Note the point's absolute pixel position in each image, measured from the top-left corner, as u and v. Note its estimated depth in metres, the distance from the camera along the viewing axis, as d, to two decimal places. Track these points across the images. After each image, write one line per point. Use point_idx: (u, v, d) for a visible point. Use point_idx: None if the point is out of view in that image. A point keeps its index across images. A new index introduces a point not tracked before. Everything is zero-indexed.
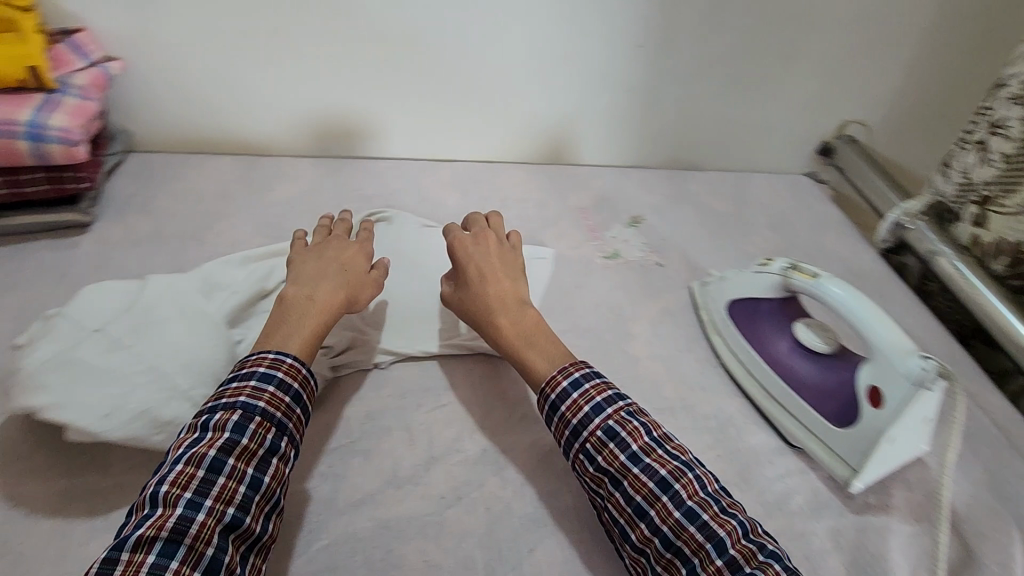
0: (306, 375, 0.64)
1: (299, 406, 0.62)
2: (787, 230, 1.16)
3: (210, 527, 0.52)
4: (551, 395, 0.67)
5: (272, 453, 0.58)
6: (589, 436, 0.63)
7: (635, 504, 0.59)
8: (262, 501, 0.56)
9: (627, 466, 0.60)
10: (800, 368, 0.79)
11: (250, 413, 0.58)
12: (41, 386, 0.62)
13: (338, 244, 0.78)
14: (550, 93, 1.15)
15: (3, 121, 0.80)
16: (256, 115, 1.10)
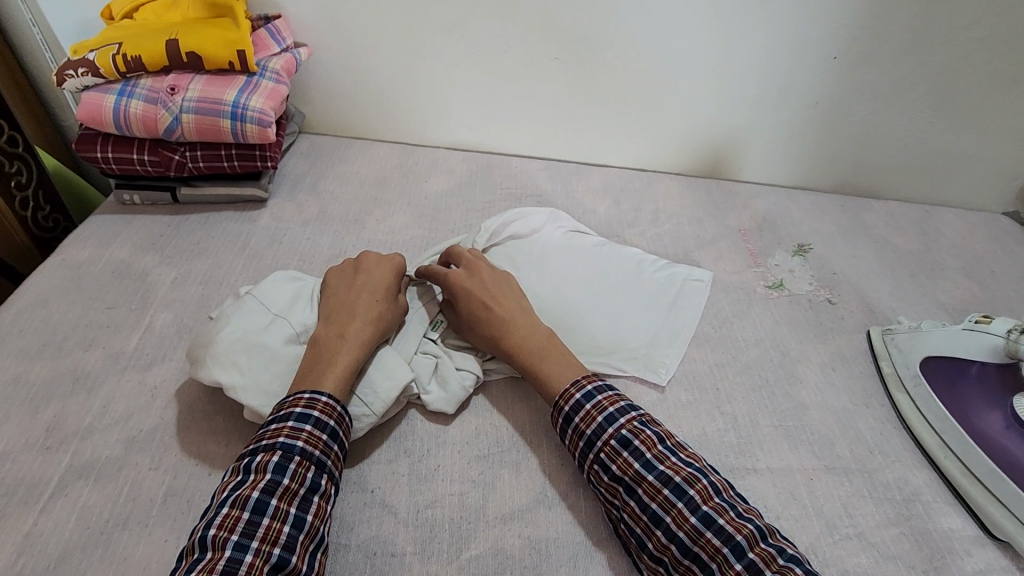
0: (340, 413, 0.63)
1: (336, 443, 0.61)
2: (984, 277, 1.00)
3: (257, 568, 0.50)
4: (565, 406, 0.64)
5: (311, 491, 0.57)
6: (603, 445, 0.61)
7: (650, 512, 0.57)
8: (306, 539, 0.54)
9: (642, 474, 0.58)
10: (1019, 450, 0.67)
11: (290, 452, 0.57)
12: (233, 364, 0.66)
13: (354, 279, 0.75)
14: (722, 102, 1.07)
15: (212, 100, 0.88)
16: (421, 106, 1.12)
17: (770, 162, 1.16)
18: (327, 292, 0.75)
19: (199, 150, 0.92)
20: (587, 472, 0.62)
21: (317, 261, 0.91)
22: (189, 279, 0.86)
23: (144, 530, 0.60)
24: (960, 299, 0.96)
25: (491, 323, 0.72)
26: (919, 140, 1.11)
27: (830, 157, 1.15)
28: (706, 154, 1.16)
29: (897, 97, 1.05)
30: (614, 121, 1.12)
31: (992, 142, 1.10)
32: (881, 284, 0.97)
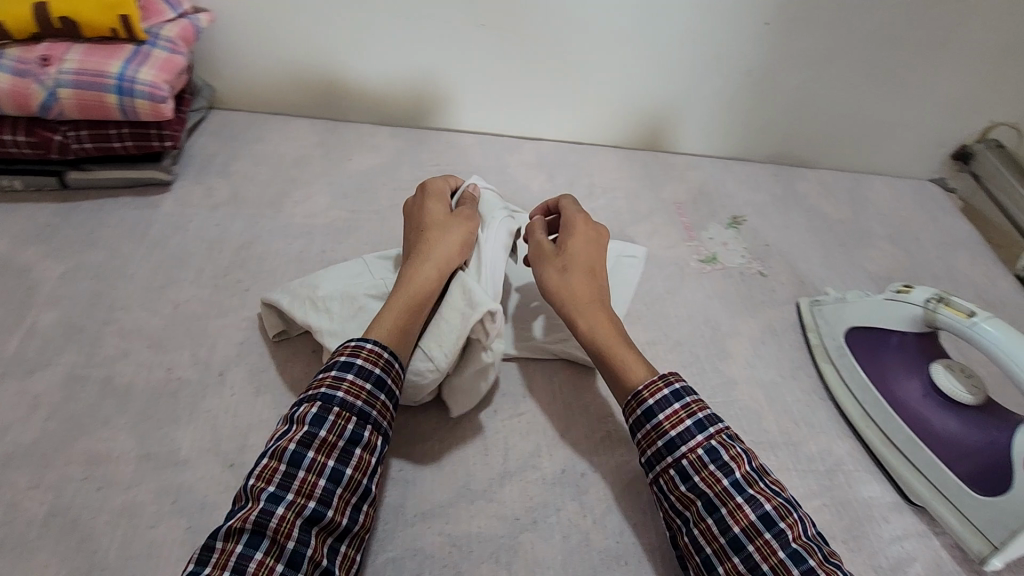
0: (388, 359, 0.61)
1: (382, 393, 0.59)
2: (910, 244, 1.02)
3: (288, 522, 0.51)
4: (649, 398, 0.60)
5: (352, 443, 0.56)
6: (687, 453, 0.57)
7: (730, 535, 0.54)
8: (346, 493, 0.54)
9: (730, 492, 0.55)
10: (934, 417, 0.68)
11: (329, 404, 0.56)
12: (326, 309, 0.69)
13: (446, 218, 0.74)
14: (656, 72, 1.04)
15: (94, 72, 0.79)
16: (342, 78, 1.05)
17: (708, 133, 1.14)
18: (406, 236, 0.76)
19: (83, 129, 0.82)
20: (660, 475, 0.58)
21: (226, 248, 0.84)
22: (79, 273, 0.78)
23: (21, 555, 0.54)
24: (887, 267, 0.97)
25: (574, 279, 0.71)
26: (851, 108, 1.11)
27: (765, 126, 1.14)
28: (643, 126, 1.13)
29: (829, 65, 1.05)
30: (548, 92, 1.07)
31: (919, 109, 1.11)
32: (812, 255, 0.97)
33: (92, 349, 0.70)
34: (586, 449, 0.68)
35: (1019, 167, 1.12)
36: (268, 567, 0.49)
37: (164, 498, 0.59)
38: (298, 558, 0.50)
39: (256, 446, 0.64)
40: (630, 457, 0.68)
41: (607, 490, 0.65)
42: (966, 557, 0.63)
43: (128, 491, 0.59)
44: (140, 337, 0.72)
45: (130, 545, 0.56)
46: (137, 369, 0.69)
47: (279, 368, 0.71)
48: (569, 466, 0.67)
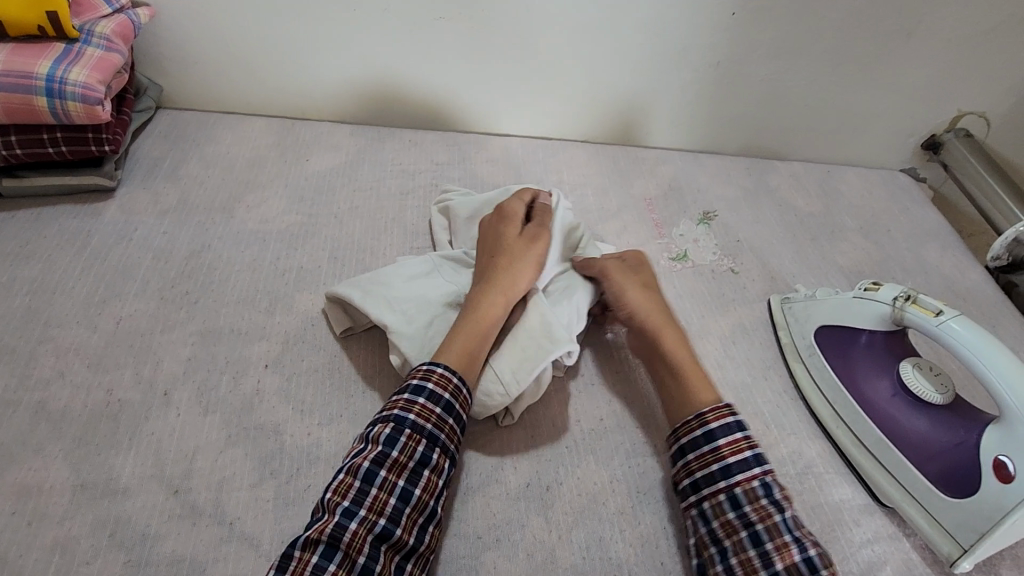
0: (457, 385, 0.62)
1: (451, 416, 0.60)
2: (880, 236, 1.01)
3: (361, 537, 0.52)
4: (714, 421, 0.61)
5: (421, 465, 0.57)
6: (742, 483, 0.58)
7: (772, 570, 0.54)
8: (414, 513, 0.55)
9: (779, 528, 0.55)
10: (903, 416, 0.67)
11: (402, 425, 0.57)
12: (402, 309, 0.71)
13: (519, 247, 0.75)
14: (624, 64, 1.01)
15: (19, 73, 0.73)
16: (298, 74, 1.01)
17: (678, 125, 1.12)
18: (480, 253, 0.77)
19: (11, 134, 0.77)
20: (707, 499, 0.59)
21: (174, 258, 0.80)
22: (12, 287, 0.73)
23: None
24: (859, 261, 0.96)
25: (654, 302, 0.75)
26: (821, 99, 1.10)
27: (736, 118, 1.12)
28: (612, 119, 1.10)
29: (798, 55, 1.03)
30: (513, 86, 1.04)
31: (889, 99, 1.10)
32: (784, 250, 0.95)
33: (25, 370, 0.66)
34: (552, 460, 0.66)
35: (987, 156, 1.13)
36: None
37: (101, 531, 0.56)
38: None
39: (203, 470, 0.61)
40: (598, 467, 0.66)
41: (573, 503, 0.63)
42: (936, 559, 0.63)
43: (61, 525, 0.56)
44: (78, 357, 0.68)
45: None
46: (74, 391, 0.65)
47: (229, 385, 0.68)
48: (534, 479, 0.64)
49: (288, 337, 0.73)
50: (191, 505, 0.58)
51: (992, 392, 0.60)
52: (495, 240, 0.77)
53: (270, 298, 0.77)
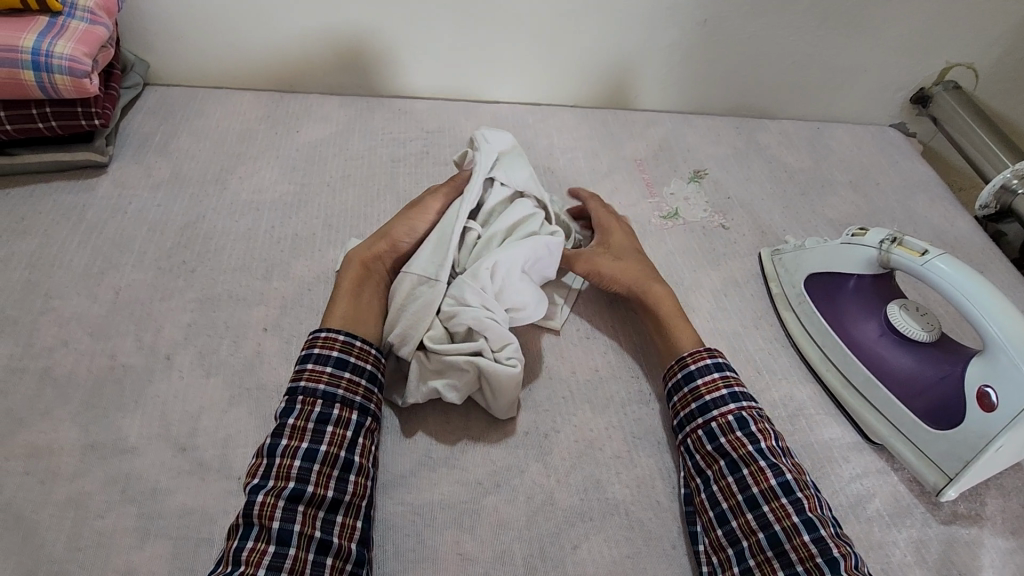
0: (345, 339, 0.62)
1: (346, 370, 0.60)
2: (869, 189, 1.02)
3: (270, 506, 0.51)
4: (692, 363, 0.66)
5: (322, 422, 0.56)
6: (719, 417, 0.62)
7: (747, 493, 0.57)
8: (324, 468, 0.54)
9: (753, 456, 0.59)
10: (891, 355, 0.69)
11: (294, 394, 0.58)
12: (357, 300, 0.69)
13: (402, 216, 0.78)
14: (611, 25, 1.01)
15: (4, 47, 0.73)
16: (284, 47, 1.00)
17: (666, 86, 1.12)
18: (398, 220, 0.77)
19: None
20: (689, 435, 0.63)
21: (169, 229, 0.80)
22: (11, 262, 0.73)
23: None
24: (847, 214, 0.97)
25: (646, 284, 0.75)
26: (810, 55, 1.10)
27: (725, 77, 1.11)
28: (601, 83, 1.10)
29: (783, 10, 1.02)
30: (500, 52, 1.04)
31: (878, 52, 1.10)
32: (774, 205, 0.96)
33: (30, 340, 0.67)
34: (549, 410, 0.68)
35: (975, 108, 1.13)
36: (261, 550, 0.49)
37: (113, 488, 0.57)
38: (287, 535, 0.50)
39: (209, 428, 0.62)
40: (595, 415, 0.68)
41: (571, 450, 0.65)
42: (924, 490, 0.65)
43: (74, 483, 0.57)
44: (80, 326, 0.69)
45: (78, 537, 0.54)
46: (78, 358, 0.66)
47: (229, 349, 0.69)
48: (533, 428, 0.66)
49: (286, 301, 0.74)
50: (198, 461, 0.60)
51: (976, 327, 0.62)
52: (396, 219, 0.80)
53: (266, 265, 0.78)
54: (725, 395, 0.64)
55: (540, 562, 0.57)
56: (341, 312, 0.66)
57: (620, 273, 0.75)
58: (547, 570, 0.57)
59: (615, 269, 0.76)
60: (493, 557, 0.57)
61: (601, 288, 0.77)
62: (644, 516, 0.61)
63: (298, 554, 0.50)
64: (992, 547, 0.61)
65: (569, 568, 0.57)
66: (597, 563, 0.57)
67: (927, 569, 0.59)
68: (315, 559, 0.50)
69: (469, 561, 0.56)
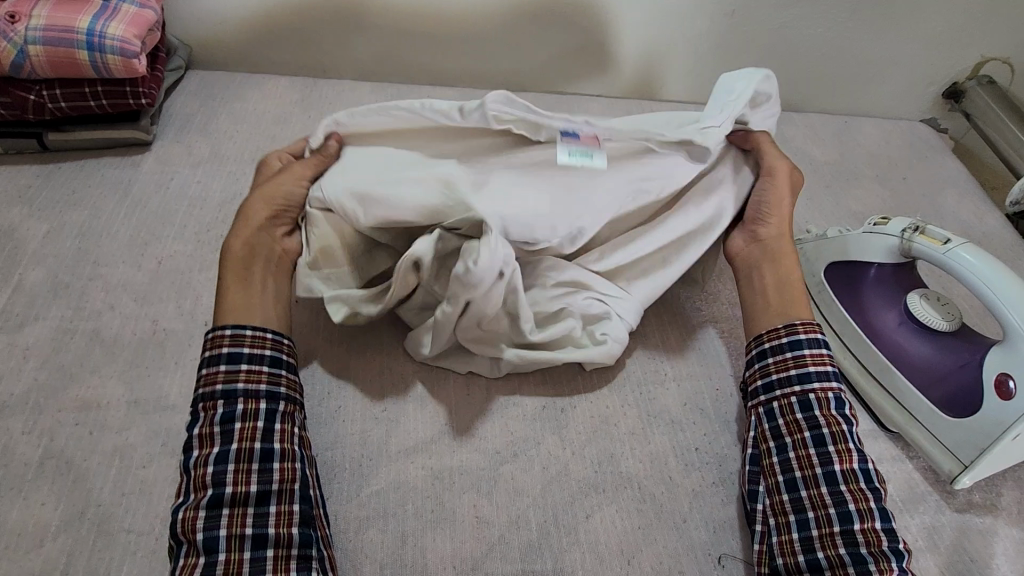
0: (234, 334, 0.60)
1: (241, 364, 0.58)
2: (897, 184, 1.01)
3: (191, 519, 0.51)
4: (804, 332, 0.65)
5: (227, 422, 0.56)
6: (820, 392, 0.62)
7: (827, 468, 0.58)
8: (241, 465, 0.54)
9: (843, 435, 0.60)
10: (910, 344, 0.69)
11: (195, 404, 0.57)
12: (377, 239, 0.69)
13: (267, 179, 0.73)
14: (640, 12, 1.02)
15: (62, 28, 0.79)
16: (320, 30, 1.03)
17: (693, 77, 1.12)
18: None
19: (57, 87, 0.82)
20: (779, 399, 0.63)
21: (209, 205, 0.84)
22: (64, 231, 0.78)
23: (19, 494, 0.57)
24: (872, 209, 0.97)
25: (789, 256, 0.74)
26: (841, 47, 1.09)
27: (752, 68, 1.11)
28: (628, 72, 1.11)
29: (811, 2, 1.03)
30: (529, 39, 1.06)
31: (912, 43, 1.09)
32: (798, 197, 0.96)
33: (80, 303, 0.71)
34: (566, 388, 0.70)
35: (1011, 103, 1.11)
36: (194, 563, 0.50)
37: (156, 441, 0.61)
38: (214, 542, 0.51)
39: None
40: (610, 393, 0.70)
41: (587, 426, 0.67)
42: (938, 479, 0.65)
43: (119, 434, 0.61)
44: (126, 292, 0.73)
45: (123, 483, 0.58)
46: (124, 321, 0.70)
47: None
48: (550, 403, 0.68)
49: None
50: None
51: (998, 315, 0.62)
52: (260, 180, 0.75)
53: None
54: (829, 371, 0.64)
55: (554, 529, 0.59)
56: (234, 302, 0.63)
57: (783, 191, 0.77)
58: (561, 536, 0.59)
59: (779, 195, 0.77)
60: (509, 521, 0.59)
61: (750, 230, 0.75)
62: (656, 491, 0.63)
63: (232, 556, 0.51)
64: (1006, 537, 0.61)
65: (582, 534, 0.59)
66: (609, 533, 0.59)
67: (938, 553, 0.59)
68: (253, 555, 0.51)
69: (486, 523, 0.59)
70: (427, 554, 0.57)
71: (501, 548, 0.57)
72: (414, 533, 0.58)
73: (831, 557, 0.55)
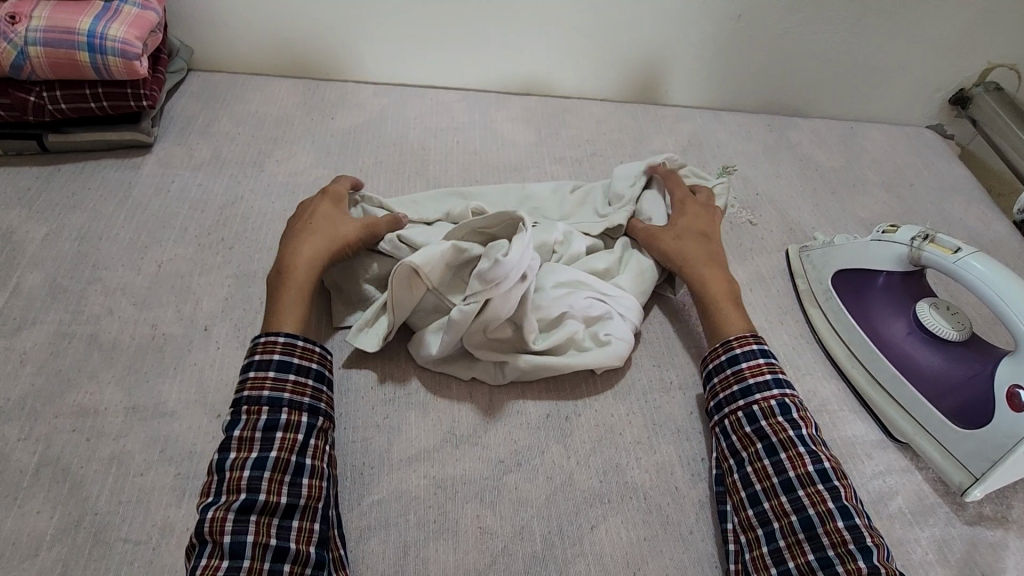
0: (285, 343, 0.61)
1: (289, 373, 0.60)
2: (904, 191, 1.00)
3: (220, 520, 0.51)
4: (738, 346, 0.66)
5: (270, 430, 0.56)
6: (760, 400, 0.63)
7: (783, 476, 0.58)
8: (276, 474, 0.55)
9: (792, 441, 0.60)
10: (919, 354, 0.68)
11: (238, 404, 0.58)
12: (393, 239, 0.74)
13: (323, 206, 0.76)
14: (645, 15, 1.02)
15: (63, 29, 0.78)
16: (322, 32, 1.02)
17: (698, 82, 1.11)
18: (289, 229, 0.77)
19: (57, 89, 0.82)
20: (727, 416, 0.64)
21: (209, 208, 0.83)
22: (63, 234, 0.77)
23: (14, 502, 0.56)
24: (878, 215, 0.96)
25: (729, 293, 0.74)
26: (846, 52, 1.08)
27: (757, 74, 1.11)
28: (632, 77, 1.10)
29: (817, 7, 1.02)
30: (533, 42, 1.05)
31: (918, 49, 1.08)
32: (804, 203, 0.95)
33: (78, 307, 0.70)
34: (571, 395, 0.69)
35: (1018, 110, 1.10)
36: (215, 565, 0.50)
37: (154, 448, 0.60)
38: (240, 547, 0.51)
39: None
40: (615, 402, 0.69)
41: (591, 435, 0.66)
42: (948, 490, 0.64)
43: (117, 441, 0.60)
44: (125, 296, 0.72)
45: (121, 491, 0.57)
46: (123, 325, 0.69)
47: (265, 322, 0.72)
48: (554, 411, 0.67)
49: None
50: None
51: (1010, 326, 0.61)
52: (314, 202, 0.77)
53: None
54: (769, 380, 0.64)
55: (558, 540, 0.58)
56: (292, 314, 0.65)
57: (695, 219, 0.80)
58: (565, 547, 0.58)
59: (687, 225, 0.80)
60: (512, 532, 0.58)
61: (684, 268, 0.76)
62: (661, 501, 0.62)
63: (254, 564, 0.51)
64: (1017, 550, 0.60)
65: (586, 546, 0.58)
66: (614, 544, 0.58)
67: (949, 567, 0.58)
68: (272, 567, 0.51)
69: (489, 534, 0.58)
70: (429, 566, 0.56)
71: (504, 560, 0.56)
72: (416, 544, 0.57)
73: (801, 565, 0.54)
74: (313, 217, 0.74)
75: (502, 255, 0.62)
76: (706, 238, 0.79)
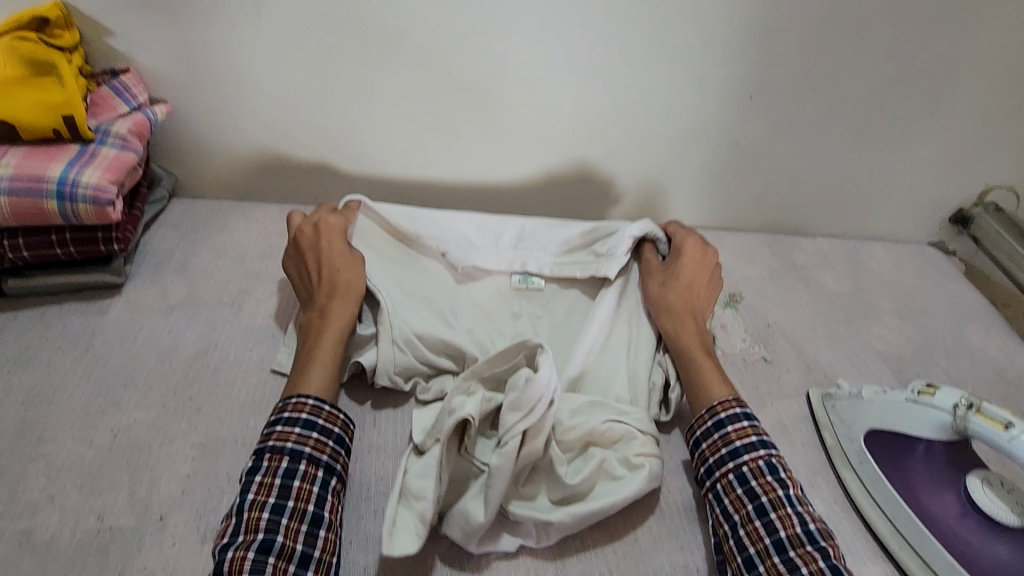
0: (314, 405, 0.64)
1: (314, 431, 0.62)
2: (918, 318, 0.96)
3: (239, 559, 0.53)
4: (723, 410, 0.67)
5: (288, 477, 0.58)
6: (749, 461, 0.63)
7: (775, 536, 0.58)
8: (292, 522, 0.56)
9: (782, 501, 0.60)
10: (975, 539, 0.61)
11: (261, 451, 0.60)
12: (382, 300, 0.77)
13: (333, 251, 0.79)
14: (641, 142, 1.01)
15: (32, 177, 0.73)
16: (313, 160, 1.00)
17: (697, 202, 1.09)
18: (298, 276, 0.80)
19: (20, 236, 0.76)
20: (719, 480, 0.63)
21: (178, 359, 0.76)
22: (9, 398, 0.69)
23: None
24: (897, 347, 0.91)
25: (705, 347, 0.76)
26: (844, 174, 1.07)
27: (756, 194, 1.09)
28: (631, 199, 1.08)
29: (812, 133, 1.02)
30: (529, 167, 1.03)
31: (915, 172, 1.07)
32: (818, 335, 0.90)
33: (14, 494, 0.61)
34: None
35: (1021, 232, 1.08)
36: None
37: None
38: None
39: None
40: None
41: None
42: None
43: None
44: (71, 475, 0.63)
45: None
46: (62, 518, 0.60)
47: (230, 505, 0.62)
48: None
49: None
50: None
51: None
52: (320, 245, 0.80)
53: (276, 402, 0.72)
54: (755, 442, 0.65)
55: None
56: (323, 374, 0.68)
57: (687, 270, 0.82)
58: None
59: (679, 272, 0.82)
60: None
61: (667, 309, 0.79)
62: None
63: None
64: None
65: None
66: None
67: None
68: None
69: None
70: None
71: None
72: None
73: None
74: (329, 265, 0.78)
75: (529, 376, 0.62)
76: (694, 287, 0.81)
